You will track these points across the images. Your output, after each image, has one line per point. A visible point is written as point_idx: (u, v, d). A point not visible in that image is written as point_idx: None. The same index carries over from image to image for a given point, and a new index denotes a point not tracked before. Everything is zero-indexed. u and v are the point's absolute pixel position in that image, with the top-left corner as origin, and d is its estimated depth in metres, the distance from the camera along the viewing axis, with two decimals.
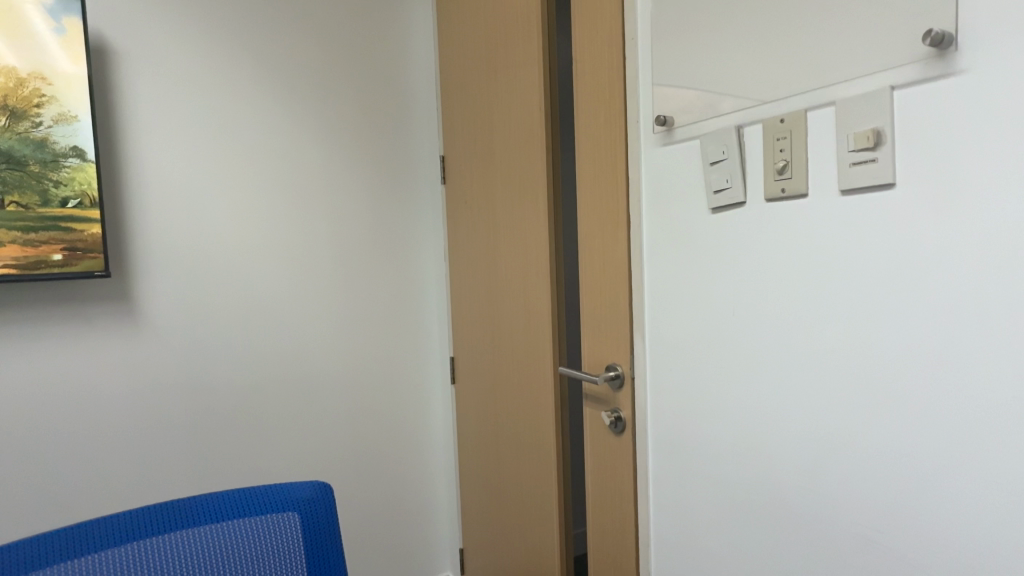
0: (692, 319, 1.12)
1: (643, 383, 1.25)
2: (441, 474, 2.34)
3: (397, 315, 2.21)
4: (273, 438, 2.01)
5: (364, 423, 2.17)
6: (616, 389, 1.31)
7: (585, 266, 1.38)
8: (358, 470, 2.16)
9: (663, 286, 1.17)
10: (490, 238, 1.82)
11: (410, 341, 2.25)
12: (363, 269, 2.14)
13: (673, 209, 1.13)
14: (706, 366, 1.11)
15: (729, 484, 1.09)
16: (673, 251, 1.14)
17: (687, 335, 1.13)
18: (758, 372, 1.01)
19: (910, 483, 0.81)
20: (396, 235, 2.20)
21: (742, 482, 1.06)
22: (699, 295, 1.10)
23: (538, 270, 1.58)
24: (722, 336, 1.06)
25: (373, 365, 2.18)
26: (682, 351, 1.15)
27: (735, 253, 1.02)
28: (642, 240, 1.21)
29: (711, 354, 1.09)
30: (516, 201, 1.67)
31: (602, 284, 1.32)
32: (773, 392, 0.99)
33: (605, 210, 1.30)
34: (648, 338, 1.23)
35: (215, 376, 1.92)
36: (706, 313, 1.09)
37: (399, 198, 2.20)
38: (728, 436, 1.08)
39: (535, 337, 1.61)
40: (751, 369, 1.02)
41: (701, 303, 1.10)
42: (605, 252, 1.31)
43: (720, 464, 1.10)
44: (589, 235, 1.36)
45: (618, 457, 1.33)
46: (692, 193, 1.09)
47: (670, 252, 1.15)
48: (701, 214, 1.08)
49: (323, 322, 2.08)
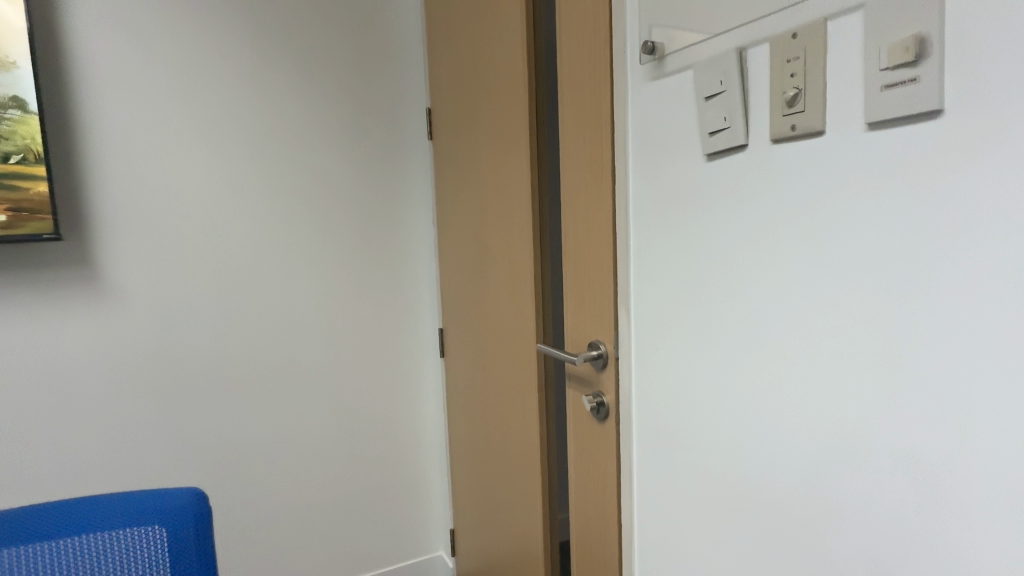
0: (680, 288, 0.94)
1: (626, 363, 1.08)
2: (434, 451, 2.22)
3: (383, 282, 2.07)
4: (251, 409, 1.91)
5: (352, 392, 2.05)
6: (599, 371, 1.15)
7: (568, 228, 1.21)
8: (346, 442, 2.06)
9: (652, 249, 0.99)
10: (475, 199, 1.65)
11: (399, 309, 2.10)
12: (346, 233, 1.99)
13: (662, 157, 0.94)
14: (694, 344, 0.93)
15: (716, 482, 0.92)
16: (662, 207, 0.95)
17: (673, 307, 0.96)
18: (749, 356, 0.83)
19: (926, 489, 0.65)
20: (382, 195, 2.03)
21: (733, 486, 0.90)
22: (688, 263, 0.91)
23: (520, 233, 1.41)
24: (712, 310, 0.88)
25: (358, 334, 2.05)
26: (668, 326, 0.98)
27: (730, 211, 0.83)
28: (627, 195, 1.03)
29: (700, 332, 0.91)
30: (499, 158, 1.50)
31: (586, 250, 1.15)
32: (765, 378, 0.81)
33: (589, 163, 1.11)
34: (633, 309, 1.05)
35: (188, 346, 1.81)
36: (694, 282, 0.91)
37: (386, 156, 2.03)
38: (717, 431, 0.91)
39: (519, 307, 1.46)
40: (742, 350, 0.84)
41: (691, 273, 0.91)
42: (588, 213, 1.13)
43: (707, 460, 0.94)
44: (572, 193, 1.18)
45: (601, 446, 1.17)
46: (683, 138, 0.90)
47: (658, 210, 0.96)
48: (694, 162, 0.88)
49: (303, 287, 1.95)
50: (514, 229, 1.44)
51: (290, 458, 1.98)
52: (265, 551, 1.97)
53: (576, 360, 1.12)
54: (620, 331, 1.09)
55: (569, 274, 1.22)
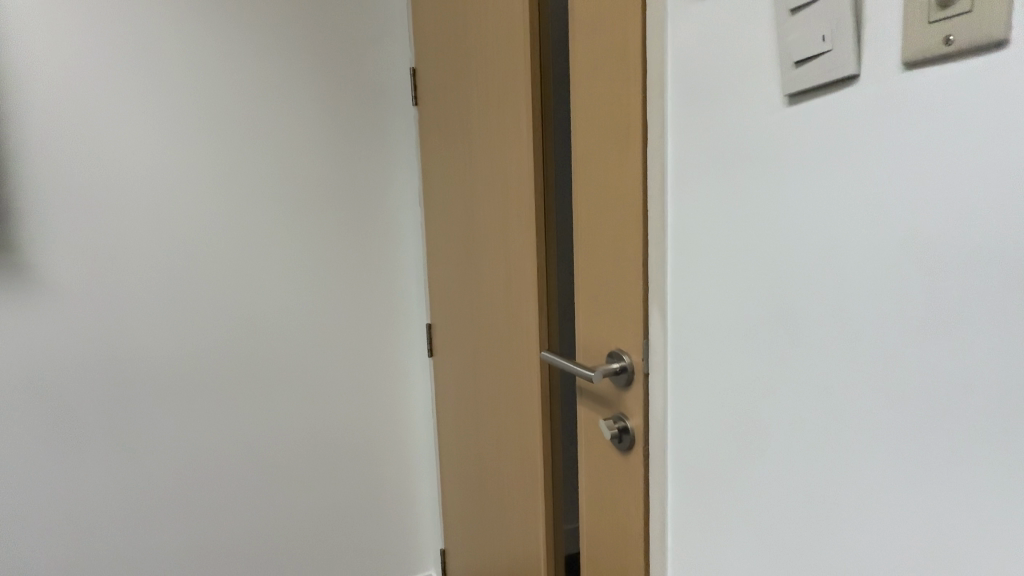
0: (735, 286, 0.69)
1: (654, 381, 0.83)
2: (424, 459, 1.98)
3: (362, 269, 1.81)
4: (211, 413, 1.68)
5: (328, 393, 1.81)
6: (619, 389, 0.90)
7: (582, 206, 0.96)
8: (322, 447, 1.83)
9: (696, 233, 0.74)
10: (466, 175, 1.40)
11: (382, 298, 1.85)
12: (319, 213, 1.73)
13: (718, 106, 0.69)
14: (752, 364, 0.67)
15: (776, 554, 0.67)
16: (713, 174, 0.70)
17: (724, 312, 0.70)
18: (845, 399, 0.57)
19: None
20: (360, 170, 1.77)
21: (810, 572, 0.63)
22: (749, 251, 0.66)
23: (518, 212, 1.15)
24: (783, 319, 0.63)
25: (334, 330, 1.80)
26: (716, 337, 0.72)
27: (822, 175, 0.57)
28: (663, 161, 0.77)
29: (764, 348, 0.66)
30: (495, 120, 1.23)
31: (608, 233, 0.90)
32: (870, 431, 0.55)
33: (614, 121, 0.86)
34: (668, 311, 0.80)
35: (135, 346, 1.58)
36: (758, 278, 0.65)
37: (367, 126, 1.76)
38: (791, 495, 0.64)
39: (517, 302, 1.20)
40: (828, 377, 0.59)
41: (752, 264, 0.66)
42: (611, 186, 0.88)
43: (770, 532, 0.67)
44: (589, 163, 0.93)
45: (621, 482, 0.93)
46: (752, 78, 0.64)
47: (708, 180, 0.71)
48: (766, 109, 0.63)
49: (269, 275, 1.70)
50: (511, 205, 1.19)
51: (258, 470, 1.76)
52: (233, 567, 1.77)
53: (591, 376, 0.86)
54: (648, 339, 0.84)
55: (582, 264, 0.97)
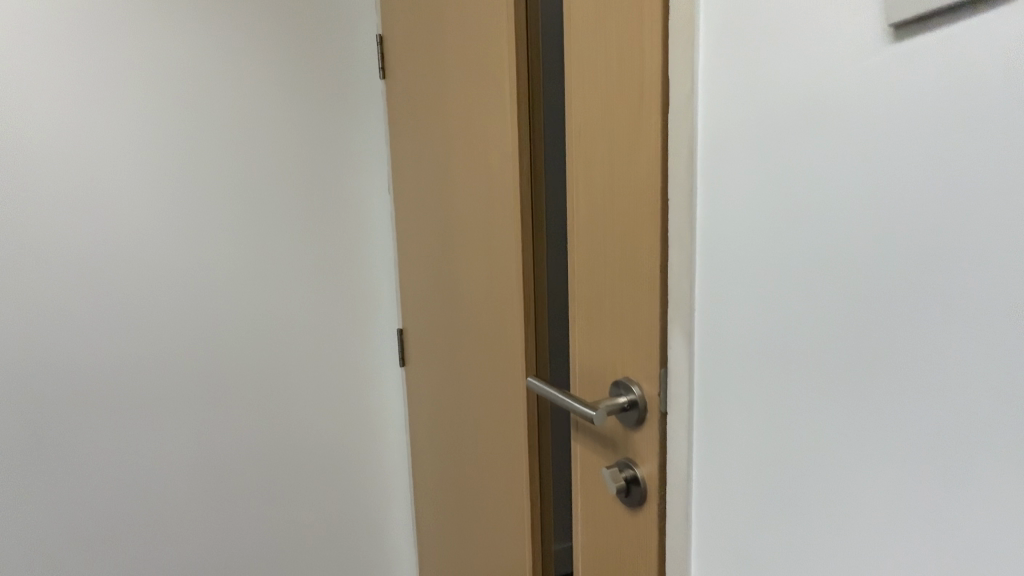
0: (798, 302, 0.52)
1: (673, 420, 0.65)
2: (398, 497, 1.70)
3: (321, 273, 1.52)
4: (141, 444, 1.41)
5: (283, 417, 1.53)
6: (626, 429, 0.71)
7: (581, 198, 0.76)
8: (278, 481, 1.55)
9: (742, 232, 0.57)
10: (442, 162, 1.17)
11: (346, 306, 1.56)
12: (268, 206, 1.45)
13: (772, 65, 0.53)
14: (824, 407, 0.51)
15: None
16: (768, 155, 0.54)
17: (782, 335, 0.54)
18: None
19: None
20: (316, 153, 1.48)
21: None
22: (825, 256, 0.49)
23: (501, 205, 0.95)
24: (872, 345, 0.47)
25: (288, 343, 1.51)
26: (772, 367, 0.55)
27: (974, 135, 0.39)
28: (692, 137, 0.60)
29: (841, 386, 0.49)
30: (472, 94, 1.01)
31: (614, 232, 0.70)
32: None
33: (626, 87, 0.67)
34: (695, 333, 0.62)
35: (39, 370, 1.30)
36: (834, 292, 0.49)
37: (326, 105, 1.47)
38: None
39: (500, 315, 0.99)
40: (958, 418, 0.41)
41: (829, 269, 0.49)
42: (619, 170, 0.69)
43: None
44: (590, 142, 0.74)
45: (628, 546, 0.73)
46: (828, 20, 0.48)
47: (760, 161, 0.54)
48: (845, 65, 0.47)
49: (209, 280, 1.42)
50: (492, 196, 0.98)
51: (196, 515, 1.47)
52: None
53: (592, 415, 0.67)
54: (666, 368, 0.65)
55: (578, 271, 0.77)
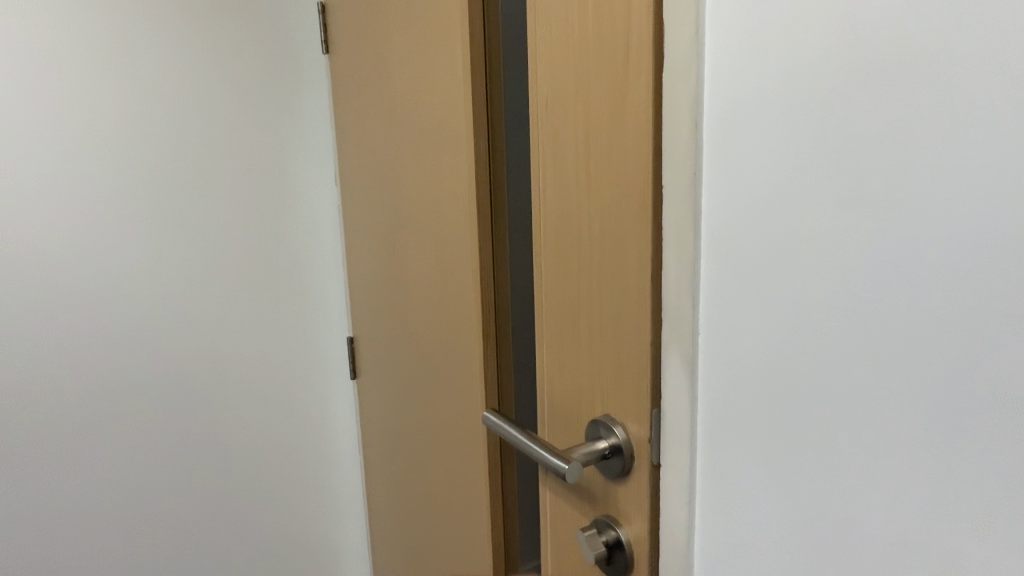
0: (857, 330, 0.37)
1: (668, 477, 0.50)
2: (353, 556, 1.39)
3: (246, 279, 1.19)
4: (15, 507, 1.07)
5: (195, 465, 1.19)
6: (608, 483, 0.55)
7: (545, 186, 0.57)
8: (195, 549, 1.22)
9: (767, 233, 0.41)
10: (393, 145, 0.94)
11: (282, 318, 1.23)
12: (172, 192, 1.10)
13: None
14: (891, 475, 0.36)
15: None
16: (808, 124, 0.37)
17: (829, 375, 0.39)
18: None
19: None
20: (236, 122, 1.14)
21: None
22: (901, 268, 0.34)
23: (454, 195, 0.77)
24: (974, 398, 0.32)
25: (204, 370, 1.18)
26: (810, 416, 0.40)
27: None
28: (696, 101, 0.43)
29: (923, 452, 0.35)
30: (417, 58, 0.81)
31: (588, 232, 0.52)
32: None
33: (605, 32, 0.48)
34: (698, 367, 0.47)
35: None
36: (917, 319, 0.34)
37: (247, 69, 1.13)
38: None
39: (456, 327, 0.82)
40: None
41: (908, 287, 0.34)
42: (595, 150, 0.50)
43: None
44: (555, 110, 0.54)
45: None
46: None
47: (796, 132, 0.38)
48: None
49: (99, 290, 1.07)
50: (444, 184, 0.79)
51: None
52: None
53: (565, 470, 0.51)
54: (657, 409, 0.50)
55: (543, 281, 0.59)
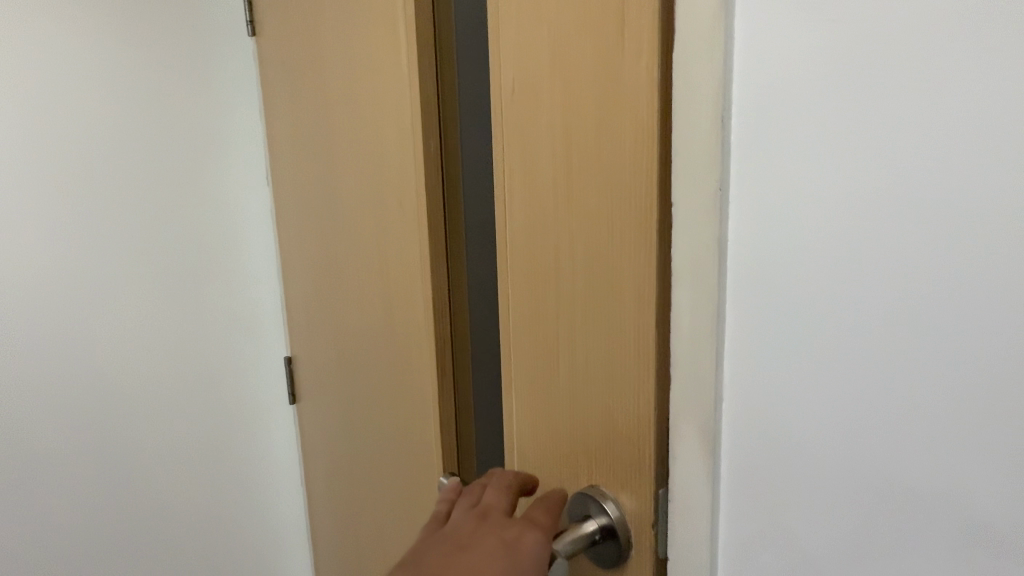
0: (970, 409, 0.26)
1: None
2: None
3: (162, 301, 0.99)
4: None
5: (99, 528, 0.99)
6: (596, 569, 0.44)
7: (513, 201, 0.45)
8: None
9: (834, 267, 0.29)
10: (327, 144, 0.79)
11: (205, 347, 1.04)
12: (57, 199, 0.89)
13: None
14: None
15: None
16: (903, 111, 0.26)
17: (931, 465, 0.27)
18: None
19: None
20: (143, 108, 0.94)
21: None
22: None
23: (401, 202, 0.64)
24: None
25: (110, 417, 0.97)
26: (890, 516, 0.29)
27: None
28: (726, 84, 0.31)
29: None
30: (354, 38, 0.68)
31: (570, 262, 0.40)
32: None
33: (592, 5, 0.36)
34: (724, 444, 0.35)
35: None
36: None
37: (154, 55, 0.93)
38: None
39: (407, 357, 0.69)
40: None
41: None
42: (583, 158, 0.38)
43: None
44: (526, 108, 0.42)
45: None
46: None
47: (886, 127, 0.27)
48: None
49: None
50: (388, 187, 0.66)
51: None
52: None
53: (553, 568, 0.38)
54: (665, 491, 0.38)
55: (512, 319, 0.47)
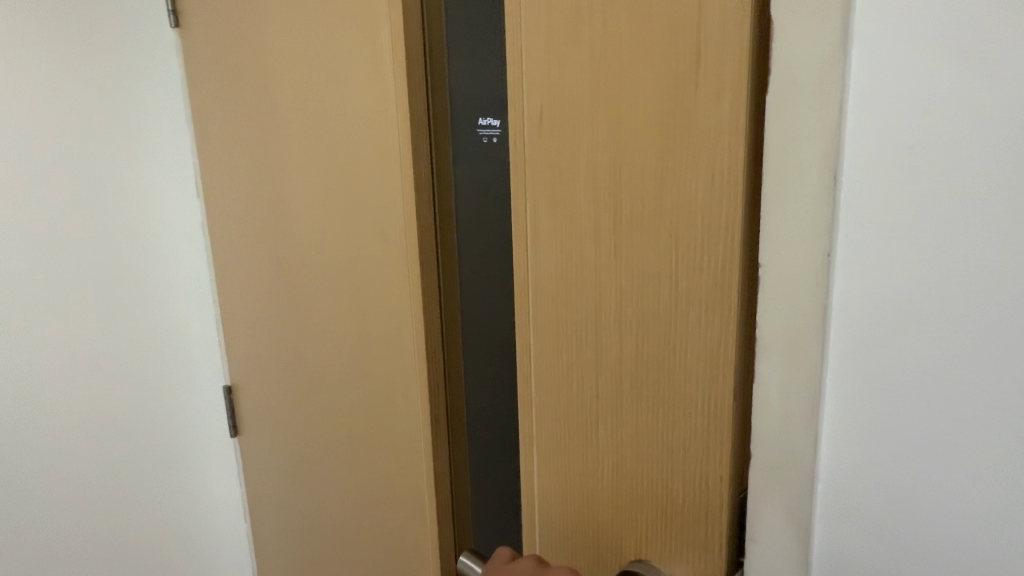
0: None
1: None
2: None
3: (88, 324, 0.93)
4: None
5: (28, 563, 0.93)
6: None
7: (540, 248, 0.40)
8: None
9: (960, 358, 0.26)
10: (279, 162, 0.74)
11: (132, 368, 0.98)
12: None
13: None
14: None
15: None
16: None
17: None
18: None
19: None
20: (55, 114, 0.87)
21: None
22: None
23: (382, 234, 0.57)
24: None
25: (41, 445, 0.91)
26: None
27: None
28: (834, 152, 0.27)
29: None
30: (320, 45, 0.61)
31: (617, 318, 0.37)
32: None
33: (653, 37, 0.32)
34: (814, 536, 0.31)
35: None
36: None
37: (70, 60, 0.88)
38: None
39: (388, 401, 0.63)
40: None
41: None
42: (637, 209, 0.34)
43: None
44: (561, 144, 0.37)
45: None
46: None
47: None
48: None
49: None
50: (366, 215, 0.59)
51: None
52: None
53: None
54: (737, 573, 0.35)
55: (537, 377, 0.43)
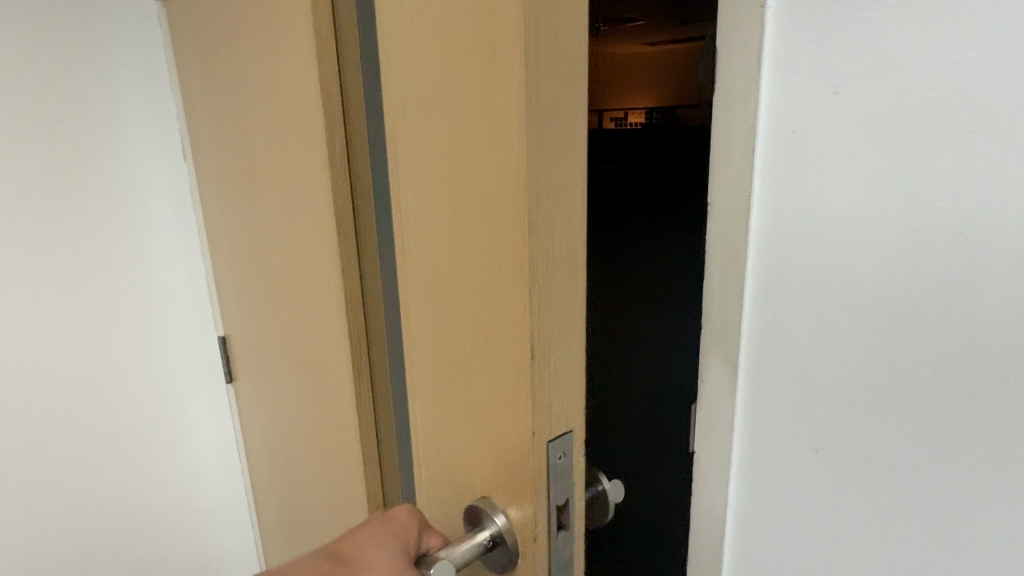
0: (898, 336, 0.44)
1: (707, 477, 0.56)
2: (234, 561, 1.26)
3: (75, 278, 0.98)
4: None
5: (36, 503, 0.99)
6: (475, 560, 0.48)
7: (407, 237, 0.45)
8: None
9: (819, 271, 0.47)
10: (239, 138, 0.84)
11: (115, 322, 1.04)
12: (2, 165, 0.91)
13: (883, 68, 0.41)
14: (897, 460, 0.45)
15: None
16: (857, 162, 0.43)
17: (870, 375, 0.45)
18: None
19: None
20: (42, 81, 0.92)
21: None
22: (926, 325, 0.42)
23: (316, 210, 0.66)
24: (973, 418, 0.42)
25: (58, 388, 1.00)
26: (854, 429, 0.47)
27: None
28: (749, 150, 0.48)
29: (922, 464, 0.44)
30: (269, 45, 0.68)
31: (457, 290, 0.41)
32: None
33: (466, 54, 0.36)
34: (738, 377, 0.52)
35: None
36: (929, 361, 0.43)
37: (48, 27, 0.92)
38: None
39: (326, 369, 0.72)
40: None
41: (933, 326, 0.42)
42: (461, 193, 0.39)
43: None
44: (412, 130, 0.42)
45: None
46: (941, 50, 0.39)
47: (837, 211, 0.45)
48: (958, 98, 0.39)
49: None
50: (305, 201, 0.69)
51: None
52: None
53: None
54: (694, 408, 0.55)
55: (408, 343, 0.48)
